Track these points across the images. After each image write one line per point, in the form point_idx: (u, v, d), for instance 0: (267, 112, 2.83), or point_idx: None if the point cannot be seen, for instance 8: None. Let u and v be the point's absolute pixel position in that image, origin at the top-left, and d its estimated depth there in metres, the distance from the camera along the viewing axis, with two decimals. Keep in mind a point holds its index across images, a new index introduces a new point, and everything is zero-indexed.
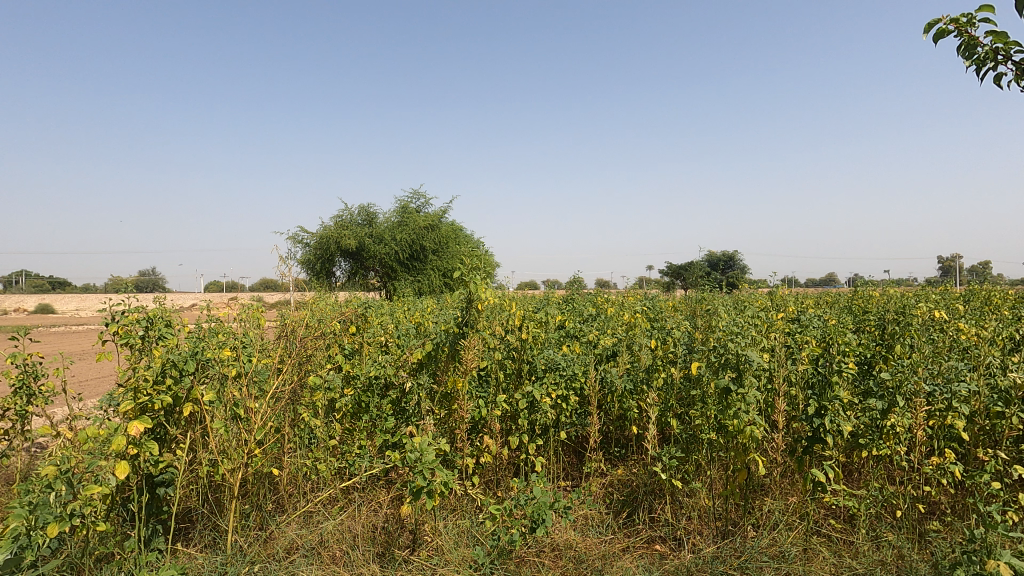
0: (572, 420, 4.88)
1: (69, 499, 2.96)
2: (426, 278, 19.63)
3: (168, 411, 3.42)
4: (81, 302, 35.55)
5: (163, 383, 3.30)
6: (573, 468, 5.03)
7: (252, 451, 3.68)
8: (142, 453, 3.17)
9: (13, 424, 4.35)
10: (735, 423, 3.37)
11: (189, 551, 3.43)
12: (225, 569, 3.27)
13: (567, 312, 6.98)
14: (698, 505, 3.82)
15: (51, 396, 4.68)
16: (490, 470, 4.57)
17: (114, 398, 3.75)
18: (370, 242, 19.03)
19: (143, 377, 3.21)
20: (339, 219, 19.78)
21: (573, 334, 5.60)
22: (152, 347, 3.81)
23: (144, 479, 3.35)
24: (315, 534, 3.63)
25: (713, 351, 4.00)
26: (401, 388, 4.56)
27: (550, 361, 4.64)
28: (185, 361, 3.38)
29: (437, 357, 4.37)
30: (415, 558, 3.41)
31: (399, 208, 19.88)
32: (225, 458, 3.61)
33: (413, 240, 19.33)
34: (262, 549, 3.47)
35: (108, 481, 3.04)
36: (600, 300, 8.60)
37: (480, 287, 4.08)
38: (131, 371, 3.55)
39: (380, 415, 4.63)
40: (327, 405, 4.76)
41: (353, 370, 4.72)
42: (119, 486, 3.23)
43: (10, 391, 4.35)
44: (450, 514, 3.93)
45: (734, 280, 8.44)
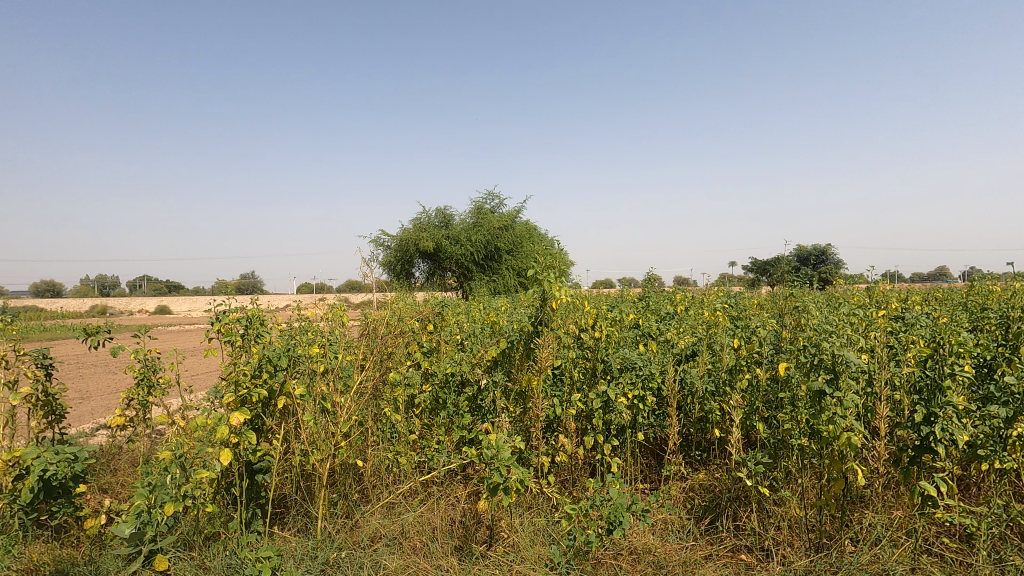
0: (648, 422, 4.75)
1: (181, 482, 3.35)
2: (501, 278, 19.86)
3: (265, 404, 3.68)
4: (192, 304, 39.20)
5: (259, 377, 3.57)
6: (651, 471, 4.91)
7: (339, 443, 3.89)
8: (243, 442, 3.44)
9: (136, 412, 4.86)
10: (829, 429, 3.12)
11: (284, 535, 3.64)
12: (315, 554, 3.44)
13: (643, 310, 6.83)
14: (788, 515, 3.59)
15: (168, 387, 5.18)
16: (565, 470, 4.57)
17: (217, 391, 4.10)
18: (446, 243, 19.59)
19: (242, 371, 3.49)
20: (417, 221, 20.50)
21: (649, 333, 5.51)
22: (250, 344, 4.10)
23: (244, 466, 3.62)
24: (397, 525, 3.75)
25: (803, 351, 3.77)
26: (476, 386, 4.69)
27: (626, 360, 4.58)
28: (278, 357, 3.64)
29: (511, 356, 4.50)
30: (492, 553, 3.46)
31: (473, 209, 20.25)
32: (315, 449, 3.83)
33: (488, 240, 19.66)
34: (348, 536, 3.64)
35: (213, 466, 3.35)
36: (679, 299, 8.29)
37: (553, 286, 4.09)
38: (232, 365, 3.90)
39: (457, 411, 4.71)
40: (407, 401, 4.94)
41: (430, 367, 4.87)
42: (224, 471, 3.51)
43: (134, 383, 4.87)
44: (526, 512, 3.95)
45: (826, 276, 7.87)
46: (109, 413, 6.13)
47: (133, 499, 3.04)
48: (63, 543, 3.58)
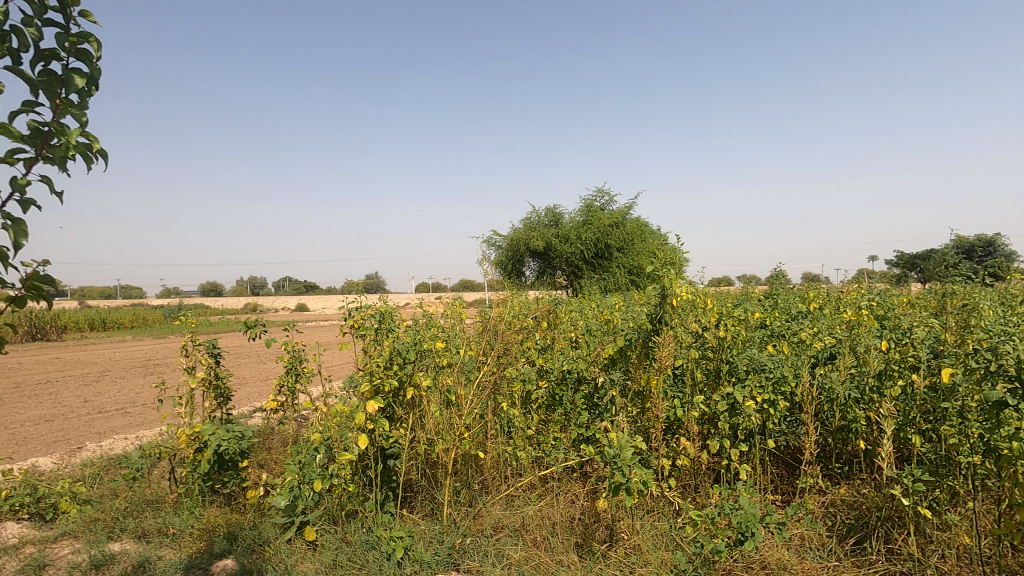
0: (781, 428, 4.40)
1: (325, 463, 3.70)
2: (612, 276, 19.53)
3: (395, 394, 3.93)
4: (325, 302, 43.10)
5: (390, 368, 3.83)
6: (783, 481, 4.56)
7: (461, 434, 4.05)
8: (377, 429, 3.72)
9: (286, 397, 5.44)
10: (1011, 448, 2.67)
11: (413, 518, 3.85)
12: (442, 538, 3.61)
13: (771, 308, 6.34)
14: (954, 542, 3.15)
15: (310, 376, 5.73)
16: (687, 474, 4.37)
17: (352, 381, 4.47)
18: (556, 242, 19.65)
19: (375, 363, 3.78)
20: (527, 221, 20.77)
21: (778, 333, 5.10)
22: (381, 338, 4.41)
23: (378, 451, 3.90)
24: (518, 516, 3.81)
25: (974, 356, 3.27)
26: (593, 384, 4.64)
27: (754, 362, 4.27)
28: (407, 351, 3.87)
29: (628, 354, 4.36)
30: (614, 554, 3.41)
31: (583, 207, 20.09)
32: (440, 439, 4.02)
33: (598, 238, 19.40)
34: (472, 523, 3.77)
35: (352, 449, 3.68)
36: (811, 297, 7.59)
37: (674, 282, 3.93)
38: (366, 356, 4.22)
39: (574, 409, 4.70)
40: (524, 397, 5.02)
41: (546, 364, 4.91)
42: (361, 455, 3.81)
43: (284, 372, 5.45)
44: (647, 515, 3.84)
45: (998, 270, 6.78)
46: (263, 398, 6.92)
47: (287, 474, 3.51)
48: (232, 509, 4.09)
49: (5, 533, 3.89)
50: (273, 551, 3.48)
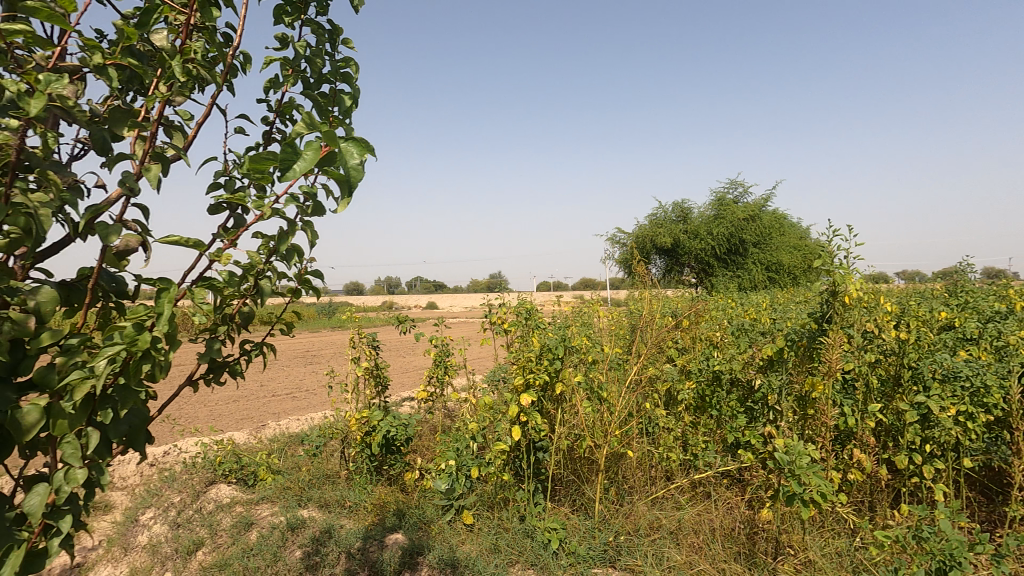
0: (982, 446, 3.80)
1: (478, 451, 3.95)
2: (747, 273, 18.24)
3: (544, 389, 4.02)
4: (453, 300, 45.35)
5: (541, 364, 3.94)
6: (984, 507, 3.94)
7: (610, 432, 4.02)
8: (530, 421, 3.86)
9: (435, 388, 5.81)
10: None
11: (565, 511, 3.90)
12: (596, 533, 3.62)
13: (957, 308, 5.51)
14: None
15: (455, 370, 6.06)
16: (861, 490, 3.95)
17: (502, 374, 4.65)
18: (685, 238, 18.79)
19: (528, 358, 3.92)
20: (653, 217, 20.11)
21: (973, 337, 4.42)
22: (527, 334, 4.52)
23: (529, 443, 4.03)
24: (674, 519, 3.71)
25: None
26: (748, 386, 4.35)
27: (947, 368, 3.74)
28: (557, 347, 3.96)
29: (789, 355, 4.03)
30: (783, 569, 3.17)
31: (714, 200, 18.96)
32: (588, 435, 4.04)
33: (732, 233, 18.22)
34: (626, 521, 3.73)
35: (506, 440, 3.84)
36: (1010, 294, 6.45)
37: (848, 278, 3.56)
38: (514, 353, 4.36)
39: (726, 412, 4.46)
40: (669, 397, 4.86)
41: (692, 364, 4.71)
42: (514, 446, 3.97)
43: (433, 365, 5.82)
44: (818, 530, 3.53)
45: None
46: (410, 388, 7.45)
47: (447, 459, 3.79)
48: (395, 488, 4.47)
49: (220, 492, 4.60)
50: (437, 530, 3.73)
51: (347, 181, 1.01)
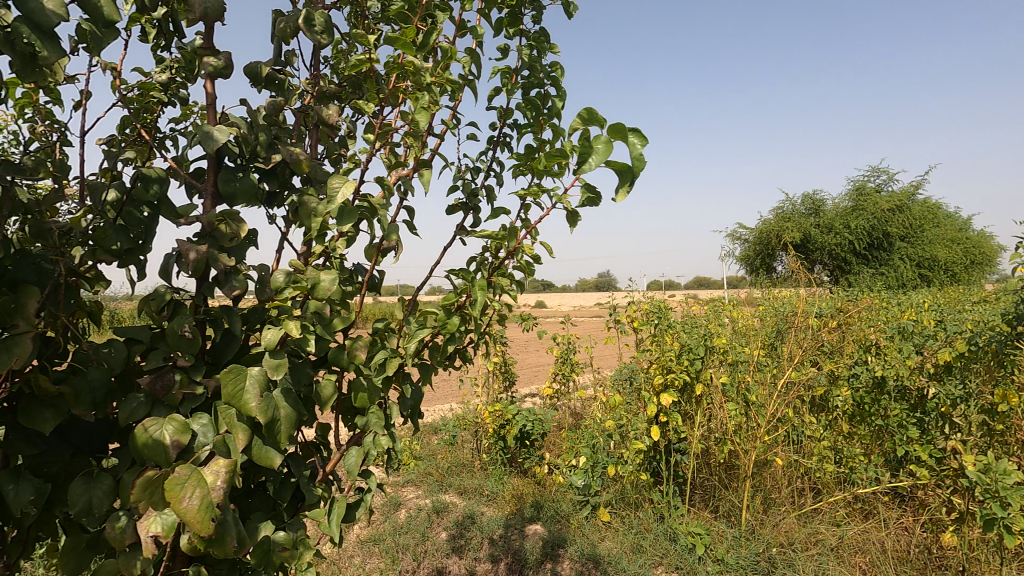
0: None
1: (610, 447, 4.06)
2: (893, 271, 16.32)
3: (685, 389, 3.95)
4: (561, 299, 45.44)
5: (682, 364, 3.88)
6: None
7: (755, 438, 3.77)
8: (671, 422, 3.79)
9: (561, 386, 5.83)
10: None
11: (707, 516, 3.74)
12: (745, 542, 3.43)
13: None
14: None
15: (580, 368, 6.04)
16: None
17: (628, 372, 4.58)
18: (816, 232, 17.21)
19: (667, 357, 3.88)
20: (779, 210, 18.66)
21: None
22: (661, 333, 4.37)
23: (667, 444, 3.94)
24: (836, 533, 3.45)
25: None
26: (919, 395, 3.87)
27: None
28: (698, 347, 3.88)
29: (973, 362, 3.50)
30: None
31: (853, 189, 17.14)
32: (729, 440, 3.83)
33: (873, 226, 16.38)
34: (777, 534, 3.50)
35: (645, 440, 3.81)
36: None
37: None
38: (648, 353, 4.27)
39: (891, 423, 4.01)
40: (820, 404, 4.45)
41: (845, 370, 4.26)
42: (652, 446, 3.94)
43: (558, 362, 5.84)
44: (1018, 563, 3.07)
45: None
46: (531, 385, 7.56)
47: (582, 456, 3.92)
48: (528, 482, 4.55)
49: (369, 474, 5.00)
50: (576, 525, 3.76)
51: (629, 175, 0.88)
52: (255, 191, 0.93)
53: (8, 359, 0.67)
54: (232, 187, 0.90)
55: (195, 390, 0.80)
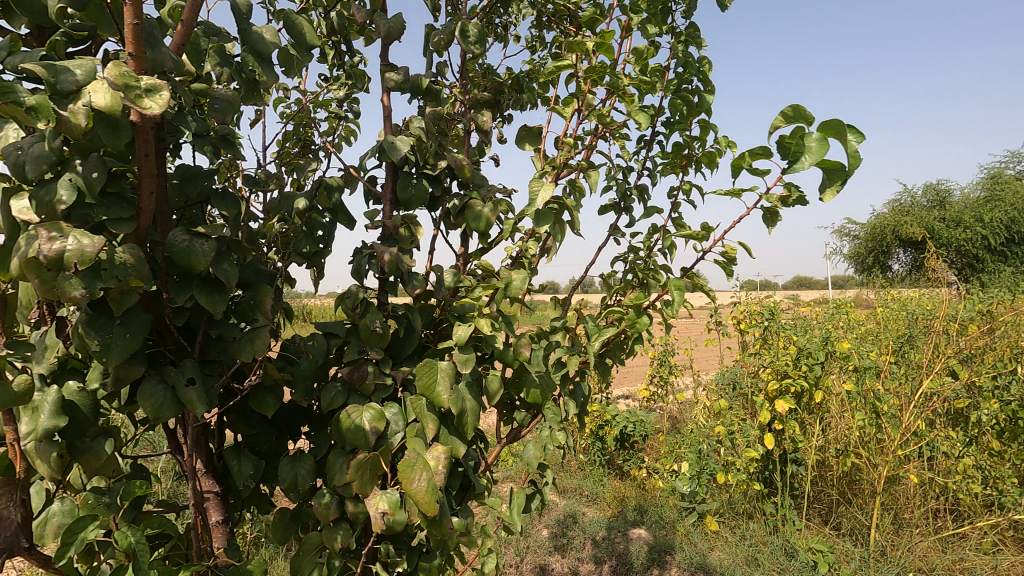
0: None
1: (717, 454, 3.89)
2: None
3: (802, 396, 3.70)
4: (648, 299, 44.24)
5: (800, 369, 3.63)
6: None
7: (885, 452, 3.45)
8: (787, 431, 3.56)
9: (658, 387, 5.67)
10: None
11: (829, 533, 3.48)
12: (875, 565, 3.16)
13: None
14: None
15: (678, 370, 5.84)
16: None
17: (733, 376, 4.38)
18: (942, 226, 15.48)
19: (783, 361, 3.65)
20: (896, 203, 17.00)
21: None
22: (773, 335, 4.12)
23: (781, 453, 3.71)
24: (988, 563, 3.10)
25: None
26: None
27: None
28: (818, 351, 3.61)
29: None
30: None
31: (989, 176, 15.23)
32: (855, 452, 3.53)
33: (1014, 218, 14.48)
34: (914, 558, 3.19)
35: (757, 447, 3.61)
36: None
37: None
38: (758, 355, 4.04)
39: None
40: (961, 416, 4.00)
41: (994, 380, 3.79)
42: (765, 454, 3.72)
43: (655, 363, 5.69)
44: None
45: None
46: (623, 385, 7.43)
47: (686, 461, 3.76)
48: (627, 484, 4.47)
49: None
50: (683, 532, 3.63)
51: (845, 174, 0.85)
52: (427, 195, 0.99)
53: (253, 349, 0.71)
54: (409, 192, 0.98)
55: (385, 381, 0.87)
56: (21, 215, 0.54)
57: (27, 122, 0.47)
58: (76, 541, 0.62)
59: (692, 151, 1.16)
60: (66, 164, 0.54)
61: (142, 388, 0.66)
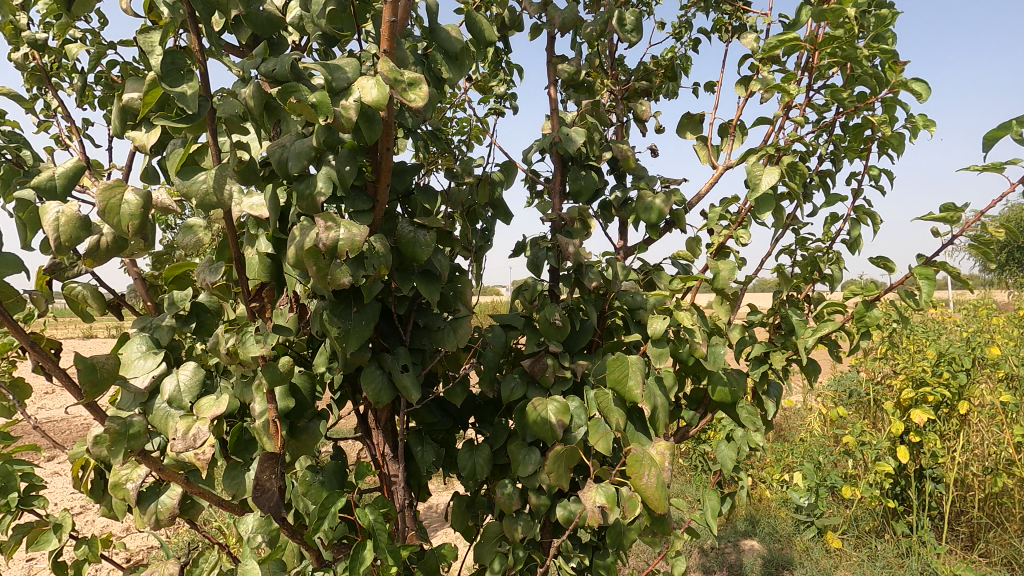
0: None
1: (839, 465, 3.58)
2: None
3: (941, 406, 3.32)
4: None
5: (940, 376, 3.25)
6: None
7: None
8: (926, 444, 3.21)
9: None
10: None
11: (978, 561, 3.09)
12: None
13: None
14: None
15: None
16: None
17: (852, 382, 4.04)
18: None
19: (919, 368, 3.29)
20: None
21: None
22: (903, 339, 3.74)
23: (916, 468, 3.35)
24: None
25: None
26: None
27: None
28: (963, 357, 3.23)
29: None
30: None
31: None
32: (1009, 471, 3.12)
33: None
34: None
35: (889, 461, 3.27)
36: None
37: None
38: (886, 361, 3.68)
39: None
40: None
41: None
42: (897, 469, 3.37)
43: None
44: None
45: None
46: None
47: (804, 472, 3.49)
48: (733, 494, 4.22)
49: None
50: (801, 547, 3.32)
51: None
52: (596, 187, 0.98)
53: (455, 339, 0.73)
54: (578, 184, 0.97)
55: (565, 374, 0.87)
56: (254, 212, 0.61)
57: (312, 118, 0.51)
58: (328, 515, 0.65)
59: (875, 129, 1.06)
60: (324, 158, 0.58)
61: (363, 374, 0.69)
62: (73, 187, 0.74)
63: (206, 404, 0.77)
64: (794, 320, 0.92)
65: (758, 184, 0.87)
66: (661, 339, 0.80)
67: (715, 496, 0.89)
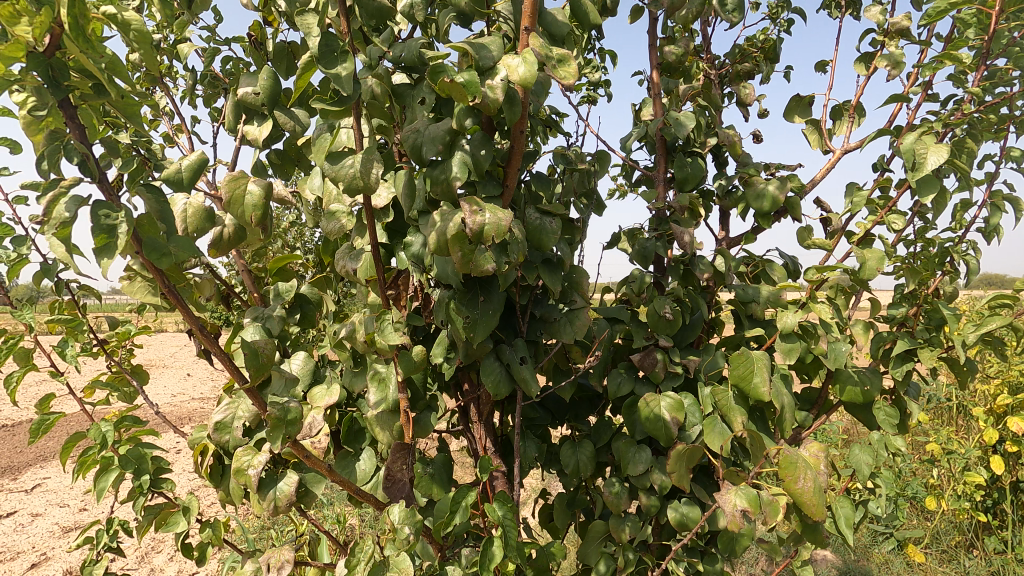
0: None
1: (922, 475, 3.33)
2: None
3: None
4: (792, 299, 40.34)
5: None
6: None
7: None
8: None
9: None
10: None
11: None
12: None
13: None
14: None
15: None
16: None
17: (934, 386, 3.76)
18: None
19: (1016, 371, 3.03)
20: None
21: None
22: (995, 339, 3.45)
23: (1012, 480, 3.08)
24: None
25: None
26: None
27: None
28: None
29: None
30: None
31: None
32: None
33: None
34: None
35: (980, 471, 3.02)
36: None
37: None
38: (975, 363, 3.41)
39: None
40: None
41: None
42: (990, 480, 3.11)
43: None
44: None
45: None
46: None
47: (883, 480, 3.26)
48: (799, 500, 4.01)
49: None
50: (879, 560, 3.10)
51: None
52: (703, 173, 0.94)
53: (573, 331, 0.70)
54: (685, 171, 0.93)
55: (676, 370, 0.83)
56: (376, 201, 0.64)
57: (461, 97, 0.50)
58: (460, 508, 0.67)
59: (1015, 109, 0.97)
60: (457, 142, 0.56)
61: (482, 365, 0.67)
62: (198, 179, 0.75)
63: (318, 394, 0.77)
64: (946, 314, 0.88)
65: (923, 163, 0.90)
66: (789, 334, 0.79)
67: (847, 502, 0.83)
